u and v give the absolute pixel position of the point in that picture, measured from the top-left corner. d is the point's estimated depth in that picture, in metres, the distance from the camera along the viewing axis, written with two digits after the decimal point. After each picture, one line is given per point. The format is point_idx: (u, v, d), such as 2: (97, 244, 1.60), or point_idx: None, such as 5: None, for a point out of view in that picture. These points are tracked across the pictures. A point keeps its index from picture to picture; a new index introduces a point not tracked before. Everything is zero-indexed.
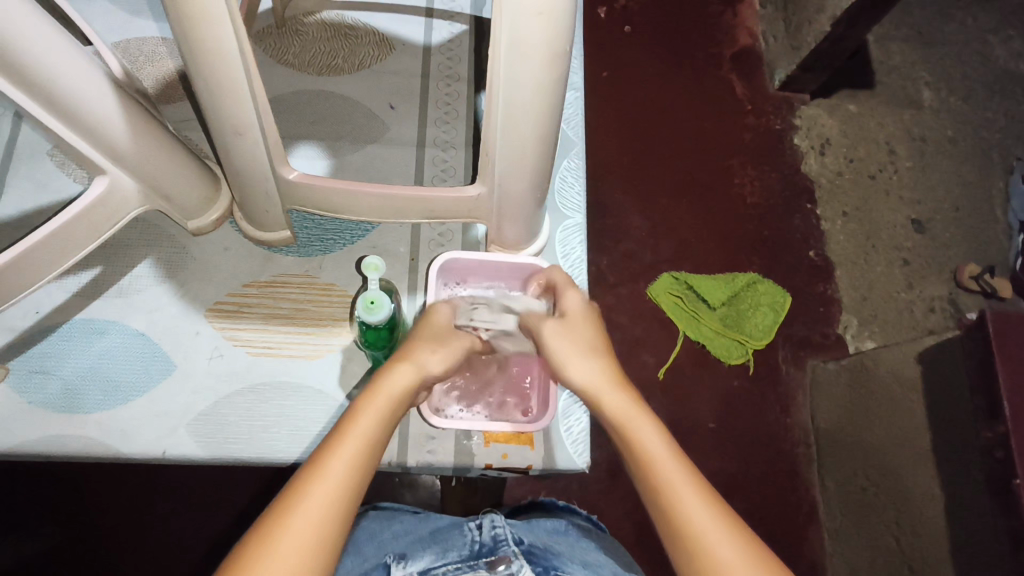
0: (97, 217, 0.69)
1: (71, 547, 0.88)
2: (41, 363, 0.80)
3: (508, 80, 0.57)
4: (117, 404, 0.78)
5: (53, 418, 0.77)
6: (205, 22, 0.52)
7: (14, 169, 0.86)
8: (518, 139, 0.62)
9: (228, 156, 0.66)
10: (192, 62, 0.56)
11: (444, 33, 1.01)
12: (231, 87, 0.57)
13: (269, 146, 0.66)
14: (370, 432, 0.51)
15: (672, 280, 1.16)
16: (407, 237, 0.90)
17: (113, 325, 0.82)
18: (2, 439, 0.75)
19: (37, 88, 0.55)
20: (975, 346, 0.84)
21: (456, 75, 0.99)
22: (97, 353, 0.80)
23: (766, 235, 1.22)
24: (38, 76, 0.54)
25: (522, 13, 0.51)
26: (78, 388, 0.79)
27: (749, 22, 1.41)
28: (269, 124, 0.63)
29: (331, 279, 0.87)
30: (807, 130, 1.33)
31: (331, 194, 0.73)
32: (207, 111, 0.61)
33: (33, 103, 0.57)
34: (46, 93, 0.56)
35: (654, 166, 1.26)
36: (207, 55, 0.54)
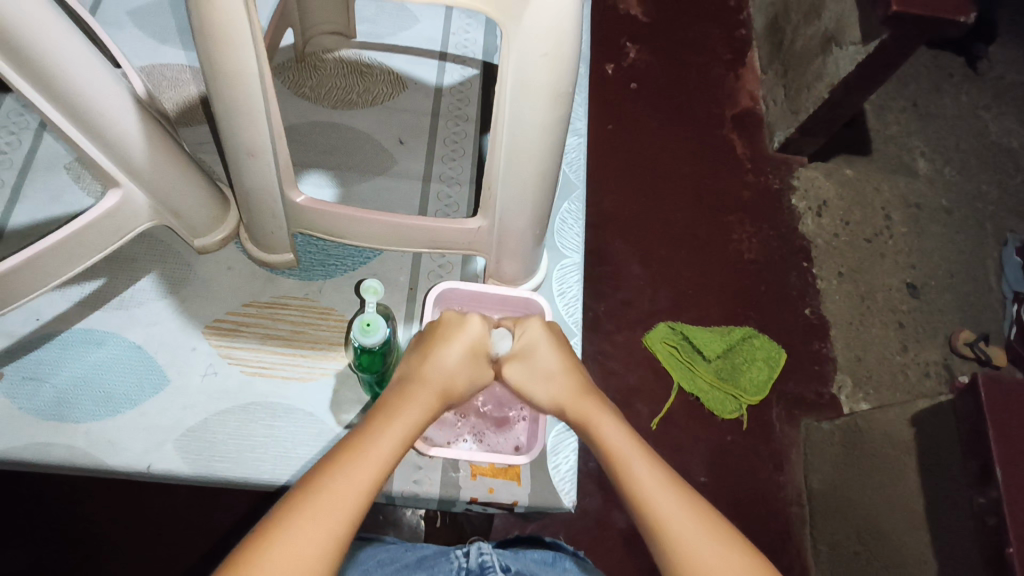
0: (105, 228, 0.70)
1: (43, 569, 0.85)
2: (36, 371, 0.80)
3: (513, 118, 0.59)
4: (107, 416, 0.78)
5: (41, 425, 0.77)
6: (229, 46, 0.54)
7: (31, 179, 0.88)
8: (520, 174, 0.64)
9: (239, 178, 0.68)
10: (212, 81, 0.58)
11: (455, 76, 1.05)
12: (248, 108, 0.60)
13: (280, 169, 0.68)
14: (407, 434, 0.57)
15: (668, 329, 1.16)
16: (407, 267, 0.91)
17: (111, 338, 0.82)
18: None
19: (58, 92, 0.57)
20: (969, 411, 0.84)
21: (465, 116, 1.02)
22: (92, 363, 0.81)
23: (761, 288, 1.24)
24: (64, 89, 0.57)
25: (527, 55, 0.54)
26: (70, 398, 0.78)
27: (750, 85, 1.46)
28: (281, 149, 0.66)
29: (330, 303, 0.87)
30: (804, 191, 1.36)
31: (336, 220, 0.74)
32: (223, 133, 0.63)
33: (60, 116, 0.59)
34: (68, 99, 0.58)
35: (653, 215, 1.29)
36: (228, 77, 0.57)
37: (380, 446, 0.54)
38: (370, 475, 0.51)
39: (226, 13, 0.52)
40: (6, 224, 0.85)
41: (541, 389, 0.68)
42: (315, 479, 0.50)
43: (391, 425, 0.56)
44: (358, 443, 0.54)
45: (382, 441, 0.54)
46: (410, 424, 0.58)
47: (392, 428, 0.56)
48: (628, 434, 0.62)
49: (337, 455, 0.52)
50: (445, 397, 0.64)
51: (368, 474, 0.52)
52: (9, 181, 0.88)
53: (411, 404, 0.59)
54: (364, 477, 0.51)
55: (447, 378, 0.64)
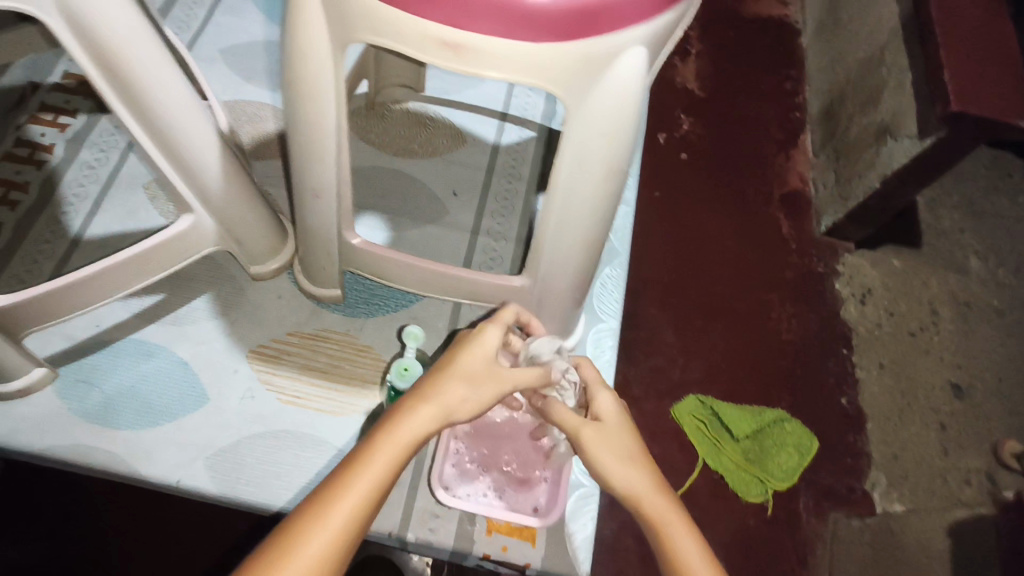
0: (174, 249, 0.75)
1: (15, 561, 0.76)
2: (88, 374, 0.83)
3: (568, 187, 0.61)
4: (146, 427, 0.81)
5: (83, 428, 0.80)
6: (314, 95, 0.59)
7: (111, 193, 0.94)
8: (567, 239, 0.66)
9: (303, 216, 0.72)
10: (293, 126, 0.62)
11: (513, 136, 1.09)
12: (321, 153, 0.64)
13: (340, 211, 0.71)
14: (389, 474, 0.50)
15: (697, 403, 1.15)
16: (447, 313, 0.94)
17: (161, 350, 0.86)
18: (34, 439, 0.79)
19: (154, 120, 0.63)
20: (1013, 527, 0.80)
21: (519, 175, 1.06)
22: (140, 373, 0.84)
23: (798, 371, 1.22)
24: (157, 117, 0.62)
25: (589, 131, 0.57)
26: (115, 405, 0.82)
27: (801, 168, 1.47)
28: (345, 193, 0.69)
29: (368, 341, 0.90)
30: (849, 278, 1.34)
31: (387, 263, 0.77)
32: (294, 172, 0.67)
33: (149, 141, 0.64)
34: (158, 126, 0.63)
35: (692, 285, 1.29)
36: (308, 123, 0.61)
37: (355, 490, 0.48)
38: (333, 541, 0.46)
39: (316, 67, 0.57)
40: (82, 233, 0.90)
41: (601, 466, 0.59)
42: (282, 542, 0.46)
43: (371, 466, 0.49)
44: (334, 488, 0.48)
45: (359, 490, 0.48)
46: (395, 454, 0.50)
47: (372, 467, 0.49)
48: (693, 539, 0.57)
49: (311, 510, 0.47)
50: (450, 418, 0.55)
51: (337, 535, 0.47)
52: (89, 193, 0.93)
53: (403, 427, 0.52)
54: (332, 538, 0.46)
55: (452, 400, 0.55)
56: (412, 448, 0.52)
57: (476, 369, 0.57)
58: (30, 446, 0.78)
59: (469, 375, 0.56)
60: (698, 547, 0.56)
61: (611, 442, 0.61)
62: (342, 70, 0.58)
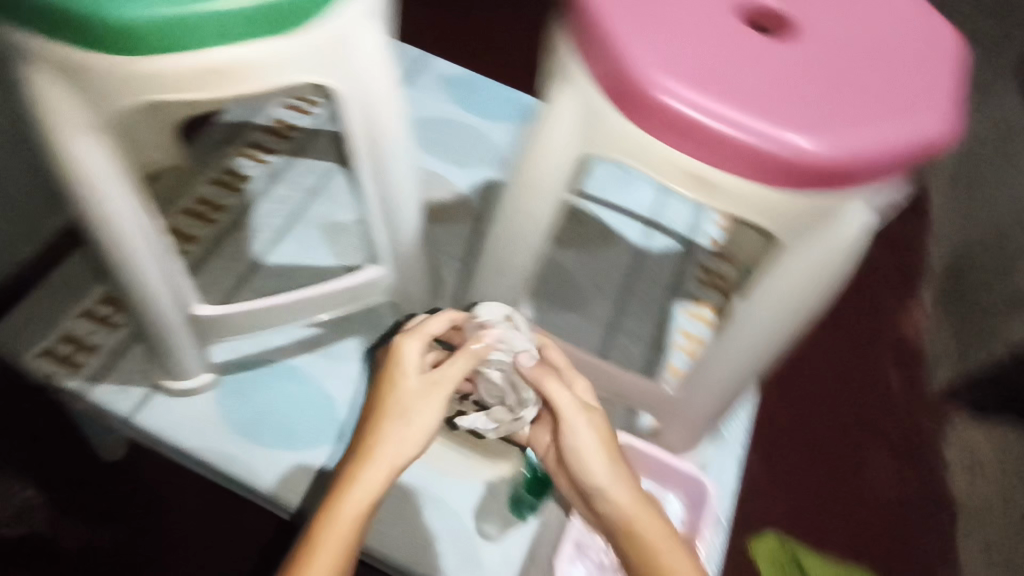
0: (350, 295, 0.82)
1: (101, 537, 0.89)
2: (244, 388, 0.90)
3: (749, 315, 0.65)
4: (284, 449, 0.86)
5: (231, 437, 0.86)
6: (544, 192, 0.66)
7: (294, 229, 1.02)
8: (728, 361, 0.71)
9: (483, 287, 0.79)
10: (511, 211, 0.69)
11: (660, 246, 1.08)
12: (525, 240, 0.71)
13: (515, 290, 0.77)
14: (352, 529, 0.59)
15: (776, 544, 1.05)
16: None
17: (308, 380, 0.92)
18: (188, 438, 0.85)
19: (389, 181, 0.71)
20: None
21: (662, 284, 1.04)
22: (287, 398, 0.90)
23: (900, 542, 1.11)
24: (383, 176, 0.71)
25: (791, 274, 0.61)
26: (261, 422, 0.88)
27: (914, 314, 1.31)
28: (525, 276, 0.76)
29: None
30: (960, 447, 1.20)
31: (550, 349, 0.83)
32: (492, 249, 0.74)
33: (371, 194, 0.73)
34: (384, 184, 0.71)
35: (797, 425, 1.17)
36: (528, 214, 0.68)
37: (322, 556, 0.58)
38: None
39: (555, 168, 0.64)
40: (266, 259, 0.99)
41: (585, 451, 0.66)
42: None
43: (331, 527, 0.59)
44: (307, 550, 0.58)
45: (323, 554, 0.58)
46: (356, 513, 0.60)
47: (332, 529, 0.59)
48: (662, 532, 0.65)
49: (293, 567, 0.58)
50: (400, 460, 0.63)
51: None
52: (275, 226, 1.02)
53: (358, 486, 0.60)
54: None
55: (396, 448, 0.62)
56: (375, 498, 0.61)
57: (423, 412, 0.64)
58: (185, 442, 0.85)
59: (413, 411, 0.64)
60: (665, 540, 0.64)
61: (592, 440, 0.67)
62: (570, 174, 0.65)
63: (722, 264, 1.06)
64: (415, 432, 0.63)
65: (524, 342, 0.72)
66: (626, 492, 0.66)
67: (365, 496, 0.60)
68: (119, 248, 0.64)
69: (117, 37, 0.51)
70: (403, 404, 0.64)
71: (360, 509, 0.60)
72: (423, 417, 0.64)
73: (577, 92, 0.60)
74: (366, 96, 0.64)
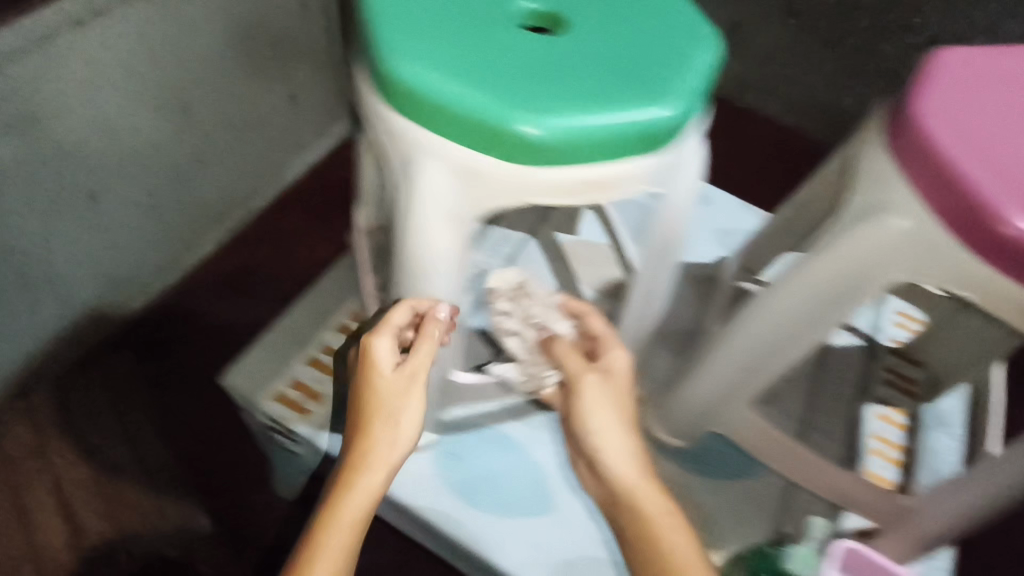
0: None
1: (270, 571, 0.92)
2: (459, 448, 0.76)
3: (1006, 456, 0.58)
4: (509, 517, 0.73)
5: (450, 497, 0.73)
6: (812, 315, 0.58)
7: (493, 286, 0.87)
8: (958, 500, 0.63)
9: (695, 389, 0.71)
10: (755, 329, 0.62)
11: (846, 341, 0.91)
12: (761, 357, 0.64)
13: (736, 398, 0.69)
14: (343, 553, 0.52)
15: None
16: (781, 500, 0.77)
17: (521, 446, 0.77)
18: (408, 494, 0.73)
19: (660, 275, 0.64)
20: None
21: (867, 380, 0.89)
22: (506, 464, 0.76)
23: None
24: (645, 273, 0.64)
25: None
26: (480, 486, 0.74)
27: None
28: (747, 389, 0.68)
29: (708, 503, 0.77)
30: None
31: (772, 449, 0.73)
32: (721, 356, 0.66)
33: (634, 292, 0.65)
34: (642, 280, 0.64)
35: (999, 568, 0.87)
36: (778, 332, 0.61)
37: None
38: None
39: (838, 290, 0.56)
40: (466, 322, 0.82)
41: (595, 420, 0.60)
42: None
43: (320, 561, 0.51)
44: None
45: None
46: (346, 536, 0.52)
47: (322, 559, 0.51)
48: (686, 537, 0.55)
49: None
50: (393, 466, 0.55)
51: None
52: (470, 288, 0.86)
53: (346, 506, 0.52)
54: None
55: (391, 456, 0.55)
56: (374, 502, 0.53)
57: (408, 408, 0.55)
58: (403, 499, 0.73)
59: (394, 406, 0.55)
60: (693, 547, 0.55)
61: (608, 410, 0.60)
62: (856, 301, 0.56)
63: (906, 365, 0.90)
64: (401, 434, 0.55)
65: (560, 321, 0.67)
66: (636, 474, 0.57)
67: (353, 515, 0.52)
68: (431, 339, 0.60)
69: (499, 146, 0.45)
70: (386, 402, 0.55)
71: (351, 532, 0.52)
72: (409, 414, 0.55)
73: (904, 220, 0.52)
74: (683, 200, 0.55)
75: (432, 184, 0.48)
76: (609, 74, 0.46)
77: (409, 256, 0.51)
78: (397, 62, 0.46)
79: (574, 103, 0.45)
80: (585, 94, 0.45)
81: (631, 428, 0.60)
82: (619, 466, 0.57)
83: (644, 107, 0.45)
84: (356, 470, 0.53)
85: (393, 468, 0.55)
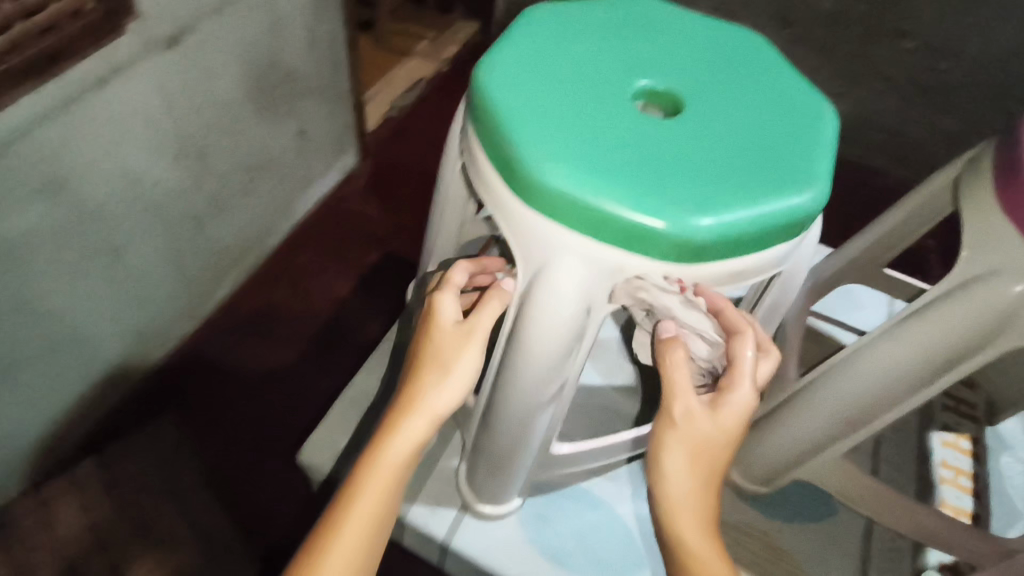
0: None
1: None
2: (546, 510, 0.75)
3: None
4: None
5: (540, 562, 0.72)
6: (924, 375, 0.58)
7: None
8: None
9: (786, 439, 0.70)
10: (861, 386, 0.61)
11: None
12: (865, 413, 0.63)
13: (829, 450, 0.69)
14: (382, 496, 0.49)
15: None
16: (862, 539, 0.78)
17: (606, 505, 0.77)
18: (498, 561, 0.71)
19: None
20: None
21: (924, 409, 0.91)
22: (593, 525, 0.75)
23: None
24: None
25: None
26: (569, 548, 0.73)
27: None
28: (844, 442, 0.67)
29: (792, 548, 0.76)
30: None
31: (860, 493, 0.73)
32: (819, 410, 0.66)
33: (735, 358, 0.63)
34: None
35: None
36: (887, 389, 0.60)
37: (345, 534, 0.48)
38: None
39: (954, 351, 0.55)
40: None
41: (679, 453, 0.48)
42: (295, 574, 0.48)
43: (358, 495, 0.49)
44: (328, 520, 0.48)
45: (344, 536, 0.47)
46: (386, 476, 0.49)
47: (361, 494, 0.49)
48: None
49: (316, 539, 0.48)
50: (442, 415, 0.50)
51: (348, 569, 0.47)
52: None
53: (391, 447, 0.49)
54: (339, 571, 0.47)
55: (440, 407, 0.50)
56: (418, 450, 0.50)
57: (462, 360, 0.50)
58: (493, 566, 0.71)
59: (447, 358, 0.50)
60: None
61: (694, 442, 0.48)
62: (969, 361, 0.56)
63: (965, 391, 0.93)
64: (451, 386, 0.50)
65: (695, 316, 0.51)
66: (693, 517, 0.48)
67: (395, 459, 0.49)
68: (535, 416, 0.59)
69: (650, 241, 0.45)
70: (443, 351, 0.51)
71: (392, 472, 0.49)
72: (458, 373, 0.50)
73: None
74: (801, 268, 0.55)
75: (570, 280, 0.47)
76: (750, 163, 0.48)
77: (534, 344, 0.51)
78: (545, 172, 0.46)
79: (730, 195, 0.46)
80: (736, 184, 0.46)
81: (711, 464, 0.48)
82: (678, 501, 0.48)
83: (793, 193, 0.46)
84: (406, 411, 0.50)
85: (440, 416, 0.50)
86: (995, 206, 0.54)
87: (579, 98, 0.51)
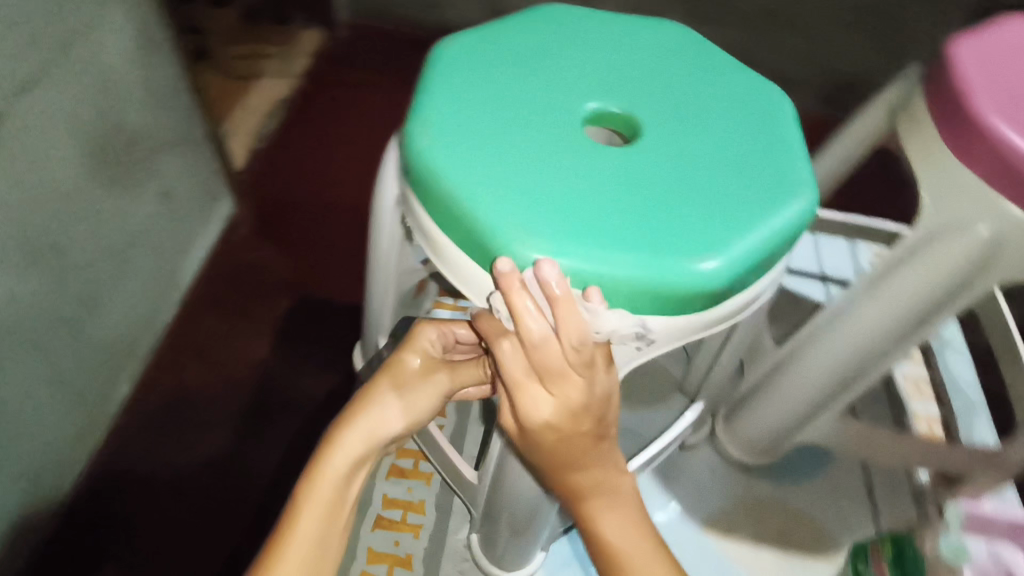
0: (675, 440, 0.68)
1: None
2: (571, 555, 0.72)
3: None
4: None
5: None
6: (909, 331, 0.59)
7: None
8: None
9: (783, 410, 0.71)
10: (852, 350, 0.62)
11: None
12: (857, 374, 0.64)
13: (826, 410, 0.70)
14: (325, 514, 0.45)
15: None
16: (861, 478, 0.82)
17: None
18: None
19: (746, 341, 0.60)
20: None
21: None
22: None
23: None
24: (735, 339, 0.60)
25: None
26: None
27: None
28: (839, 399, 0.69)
29: (804, 507, 0.79)
30: None
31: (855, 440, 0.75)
32: (812, 379, 0.66)
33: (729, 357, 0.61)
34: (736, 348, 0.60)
35: None
36: (875, 350, 0.61)
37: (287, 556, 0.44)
38: None
39: (935, 305, 0.56)
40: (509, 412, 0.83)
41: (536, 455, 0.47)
42: None
43: (302, 512, 0.45)
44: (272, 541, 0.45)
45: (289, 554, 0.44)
46: (329, 490, 0.46)
47: (303, 510, 0.45)
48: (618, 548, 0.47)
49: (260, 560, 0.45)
50: (387, 435, 0.49)
51: None
52: None
53: (335, 458, 0.46)
54: None
55: (386, 427, 0.49)
56: (357, 467, 0.47)
57: (418, 390, 0.51)
58: None
59: (399, 383, 0.51)
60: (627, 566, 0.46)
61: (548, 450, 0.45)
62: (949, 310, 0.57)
63: None
64: (402, 412, 0.49)
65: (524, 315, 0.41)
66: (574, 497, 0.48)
67: (336, 473, 0.46)
68: (554, 483, 0.55)
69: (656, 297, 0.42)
70: (399, 376, 0.51)
71: (335, 487, 0.46)
72: (415, 397, 0.50)
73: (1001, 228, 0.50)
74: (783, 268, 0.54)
75: None
76: (733, 182, 0.45)
77: None
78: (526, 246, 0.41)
79: (726, 224, 0.43)
80: (726, 209, 0.44)
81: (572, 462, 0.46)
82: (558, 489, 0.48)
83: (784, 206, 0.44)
84: (351, 424, 0.48)
85: (388, 435, 0.49)
86: (944, 148, 0.53)
87: (534, 144, 0.45)
